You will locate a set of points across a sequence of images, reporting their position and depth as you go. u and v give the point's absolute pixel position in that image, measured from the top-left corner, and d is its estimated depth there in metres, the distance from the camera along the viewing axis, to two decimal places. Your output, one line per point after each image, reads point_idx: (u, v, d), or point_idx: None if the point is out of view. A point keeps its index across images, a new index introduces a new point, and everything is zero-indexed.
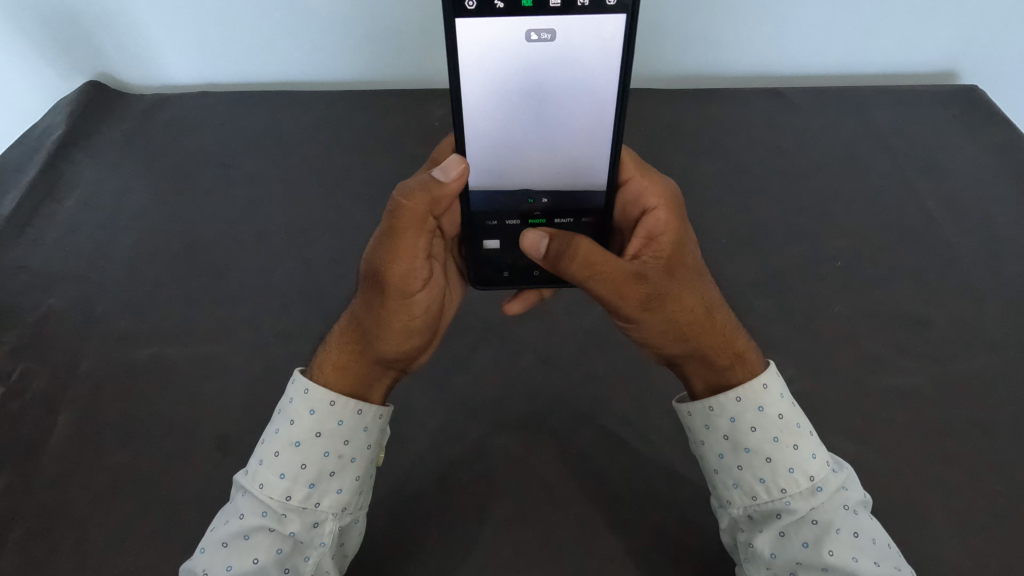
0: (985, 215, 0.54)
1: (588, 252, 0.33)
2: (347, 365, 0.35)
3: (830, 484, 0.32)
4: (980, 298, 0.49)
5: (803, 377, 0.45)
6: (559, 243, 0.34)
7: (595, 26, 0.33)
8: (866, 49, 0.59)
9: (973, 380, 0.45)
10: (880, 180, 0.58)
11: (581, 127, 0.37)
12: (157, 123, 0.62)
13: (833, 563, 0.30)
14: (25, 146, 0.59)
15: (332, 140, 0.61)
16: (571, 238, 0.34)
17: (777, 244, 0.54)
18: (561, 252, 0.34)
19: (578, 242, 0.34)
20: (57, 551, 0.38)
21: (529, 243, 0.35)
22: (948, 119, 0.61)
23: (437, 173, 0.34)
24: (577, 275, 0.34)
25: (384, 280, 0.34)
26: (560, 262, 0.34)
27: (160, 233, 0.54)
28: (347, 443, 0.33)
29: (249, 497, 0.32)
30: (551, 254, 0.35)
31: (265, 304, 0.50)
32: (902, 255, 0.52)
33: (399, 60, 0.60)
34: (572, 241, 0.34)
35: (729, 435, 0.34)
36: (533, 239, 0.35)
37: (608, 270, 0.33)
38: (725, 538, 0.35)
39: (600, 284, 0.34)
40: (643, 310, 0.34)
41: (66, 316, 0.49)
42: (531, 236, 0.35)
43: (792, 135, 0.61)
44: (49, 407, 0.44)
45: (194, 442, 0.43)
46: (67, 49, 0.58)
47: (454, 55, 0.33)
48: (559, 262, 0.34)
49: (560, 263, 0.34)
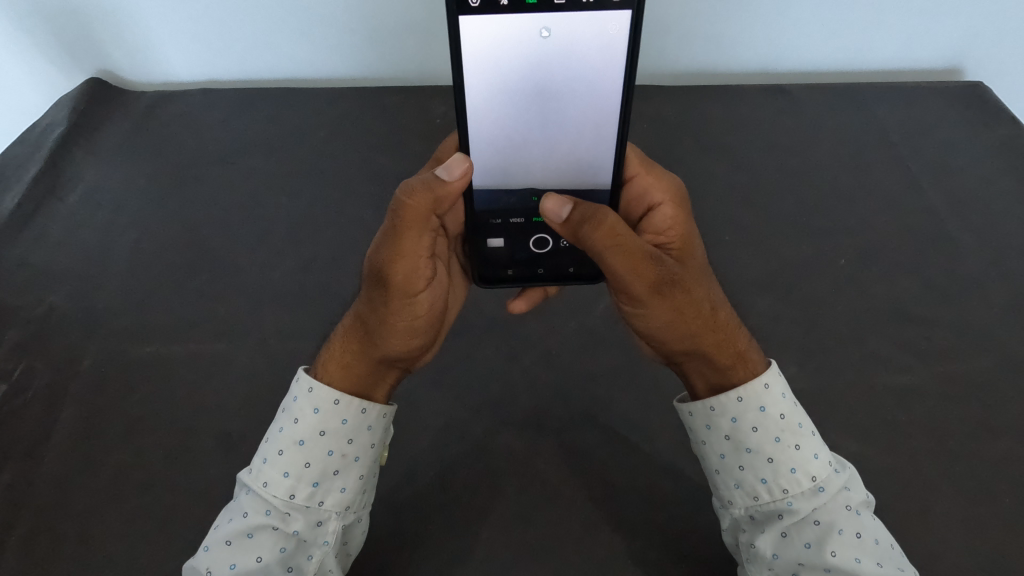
0: (991, 213, 0.54)
1: (613, 223, 0.33)
2: (351, 365, 0.35)
3: (832, 484, 0.32)
4: (985, 297, 0.49)
5: (805, 375, 0.45)
6: (583, 210, 0.33)
7: (601, 23, 0.33)
8: (872, 45, 0.59)
9: (978, 380, 0.45)
10: (884, 177, 0.57)
11: (586, 126, 0.36)
12: (159, 119, 0.61)
13: (836, 564, 0.30)
14: (26, 143, 0.59)
15: (334, 138, 0.61)
16: (597, 208, 0.33)
17: (780, 242, 0.54)
18: (585, 219, 0.33)
19: (605, 213, 0.33)
20: (58, 550, 0.38)
21: (549, 207, 0.34)
22: (954, 116, 0.61)
23: (440, 171, 0.33)
24: (596, 243, 0.33)
25: (388, 278, 0.34)
26: (583, 229, 0.33)
27: (162, 230, 0.54)
28: (351, 442, 0.33)
29: (253, 495, 0.32)
30: (573, 219, 0.34)
31: (267, 302, 0.50)
32: (907, 254, 0.52)
33: (400, 56, 0.60)
34: (599, 210, 0.33)
35: (732, 435, 0.33)
36: (556, 203, 0.34)
37: (627, 244, 0.33)
38: (726, 538, 0.35)
39: (617, 258, 0.33)
40: (655, 293, 0.33)
41: (67, 314, 0.49)
42: (553, 200, 0.34)
43: (795, 132, 0.61)
44: (50, 407, 0.44)
45: (195, 439, 0.43)
46: (65, 46, 0.58)
47: (457, 52, 0.32)
48: (581, 229, 0.33)
49: (582, 230, 0.33)
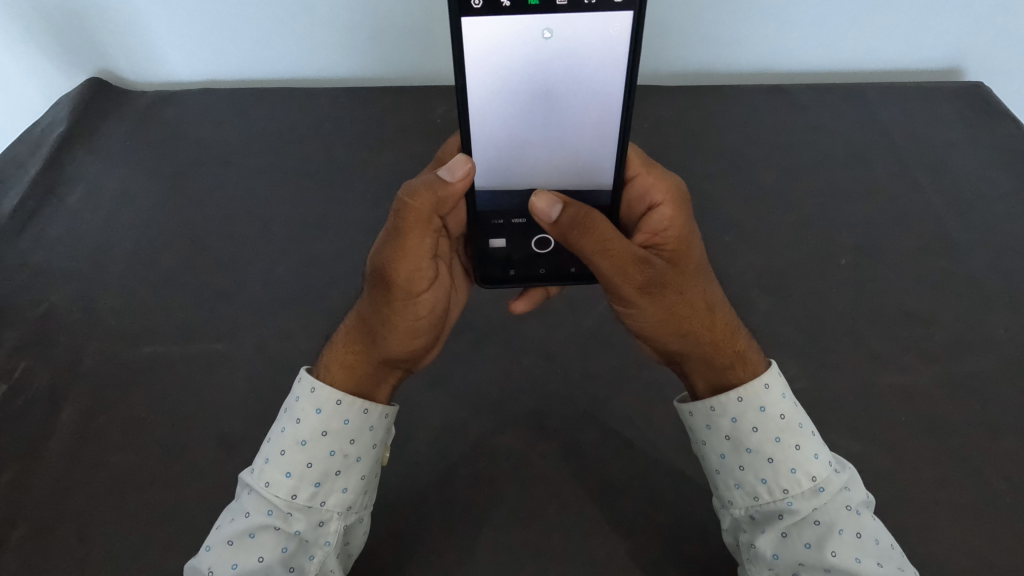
0: (990, 213, 0.54)
1: (602, 227, 0.33)
2: (352, 365, 0.35)
3: (833, 484, 0.32)
4: (985, 297, 0.49)
5: (805, 376, 0.45)
6: (574, 212, 0.33)
7: (603, 24, 0.33)
8: (872, 45, 0.59)
9: (977, 380, 0.45)
10: (884, 177, 0.58)
11: (587, 127, 0.37)
12: (159, 119, 0.61)
13: (836, 564, 0.30)
14: (26, 142, 0.59)
15: (334, 137, 0.61)
16: (586, 210, 0.33)
17: (781, 242, 0.54)
18: (574, 222, 0.33)
19: (594, 216, 0.33)
20: (60, 551, 0.38)
21: (539, 206, 0.33)
22: (954, 116, 0.61)
23: (442, 172, 0.33)
24: (583, 247, 0.33)
25: (390, 278, 0.34)
26: (571, 233, 0.33)
27: (162, 230, 0.54)
28: (353, 442, 0.33)
29: (255, 495, 0.32)
30: (562, 222, 0.33)
31: (268, 302, 0.50)
32: (907, 254, 0.52)
33: (400, 56, 0.60)
34: (589, 212, 0.33)
35: (732, 435, 0.34)
36: (546, 202, 0.33)
37: (615, 248, 0.33)
38: (727, 538, 0.36)
39: (605, 261, 0.33)
40: (642, 294, 0.34)
41: (68, 314, 0.49)
42: (543, 199, 0.33)
43: (796, 132, 0.61)
44: (51, 407, 0.44)
45: (196, 439, 0.43)
46: (66, 45, 0.58)
47: (458, 52, 0.32)
48: (570, 232, 0.33)
49: (570, 233, 0.33)
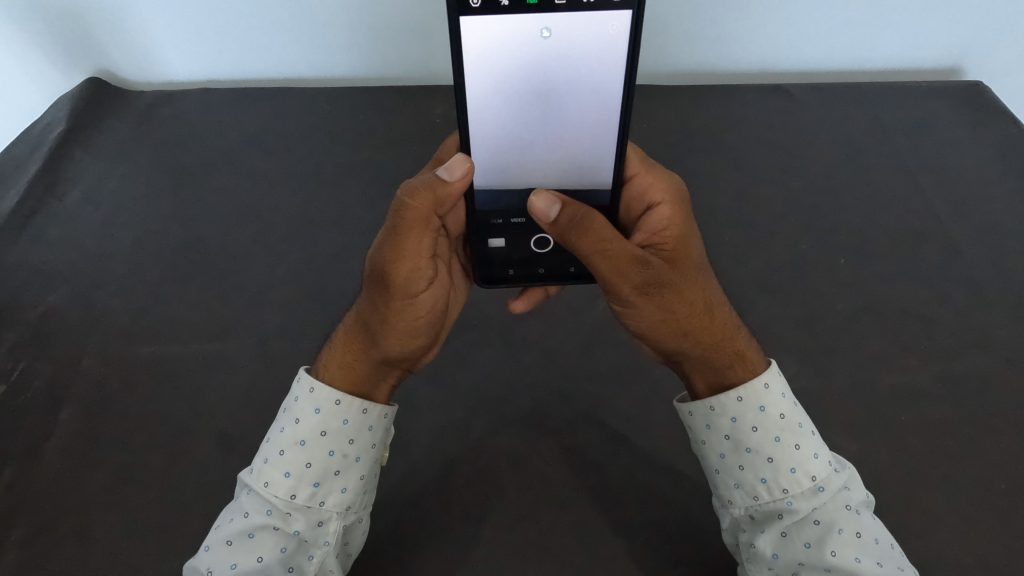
0: (990, 213, 0.54)
1: (601, 227, 0.33)
2: (352, 364, 0.35)
3: (832, 483, 0.32)
4: (985, 296, 0.49)
5: (805, 375, 0.45)
6: (573, 212, 0.33)
7: (602, 23, 0.33)
8: (872, 45, 0.59)
9: (977, 379, 0.45)
10: (884, 177, 0.57)
11: (587, 126, 0.36)
12: (159, 119, 0.61)
13: (836, 564, 0.30)
14: (25, 142, 0.59)
15: (334, 138, 0.61)
16: (585, 210, 0.33)
17: (780, 241, 0.54)
18: (573, 222, 0.33)
19: (592, 215, 0.33)
20: (59, 550, 0.38)
21: (537, 206, 0.33)
22: (954, 116, 0.61)
23: (441, 172, 0.33)
24: (582, 247, 0.33)
25: (388, 278, 0.34)
26: (570, 233, 0.33)
27: (161, 229, 0.54)
28: (352, 442, 0.33)
29: (254, 495, 0.32)
30: (561, 221, 0.33)
31: (267, 302, 0.50)
32: (907, 254, 0.52)
33: (400, 56, 0.60)
34: (588, 212, 0.33)
35: (731, 434, 0.34)
36: (544, 202, 0.33)
37: (614, 247, 0.33)
38: (726, 538, 0.36)
39: (603, 261, 0.33)
40: (640, 294, 0.34)
41: (68, 314, 0.49)
42: (541, 199, 0.33)
43: (796, 132, 0.61)
44: (50, 407, 0.44)
45: (196, 438, 0.43)
46: (65, 45, 0.58)
47: (457, 52, 0.32)
48: (569, 232, 0.33)
49: (569, 233, 0.33)
